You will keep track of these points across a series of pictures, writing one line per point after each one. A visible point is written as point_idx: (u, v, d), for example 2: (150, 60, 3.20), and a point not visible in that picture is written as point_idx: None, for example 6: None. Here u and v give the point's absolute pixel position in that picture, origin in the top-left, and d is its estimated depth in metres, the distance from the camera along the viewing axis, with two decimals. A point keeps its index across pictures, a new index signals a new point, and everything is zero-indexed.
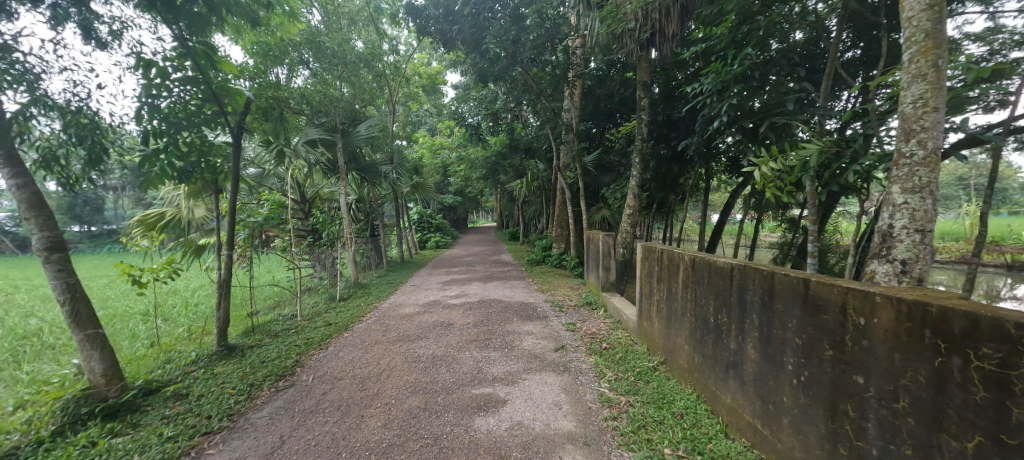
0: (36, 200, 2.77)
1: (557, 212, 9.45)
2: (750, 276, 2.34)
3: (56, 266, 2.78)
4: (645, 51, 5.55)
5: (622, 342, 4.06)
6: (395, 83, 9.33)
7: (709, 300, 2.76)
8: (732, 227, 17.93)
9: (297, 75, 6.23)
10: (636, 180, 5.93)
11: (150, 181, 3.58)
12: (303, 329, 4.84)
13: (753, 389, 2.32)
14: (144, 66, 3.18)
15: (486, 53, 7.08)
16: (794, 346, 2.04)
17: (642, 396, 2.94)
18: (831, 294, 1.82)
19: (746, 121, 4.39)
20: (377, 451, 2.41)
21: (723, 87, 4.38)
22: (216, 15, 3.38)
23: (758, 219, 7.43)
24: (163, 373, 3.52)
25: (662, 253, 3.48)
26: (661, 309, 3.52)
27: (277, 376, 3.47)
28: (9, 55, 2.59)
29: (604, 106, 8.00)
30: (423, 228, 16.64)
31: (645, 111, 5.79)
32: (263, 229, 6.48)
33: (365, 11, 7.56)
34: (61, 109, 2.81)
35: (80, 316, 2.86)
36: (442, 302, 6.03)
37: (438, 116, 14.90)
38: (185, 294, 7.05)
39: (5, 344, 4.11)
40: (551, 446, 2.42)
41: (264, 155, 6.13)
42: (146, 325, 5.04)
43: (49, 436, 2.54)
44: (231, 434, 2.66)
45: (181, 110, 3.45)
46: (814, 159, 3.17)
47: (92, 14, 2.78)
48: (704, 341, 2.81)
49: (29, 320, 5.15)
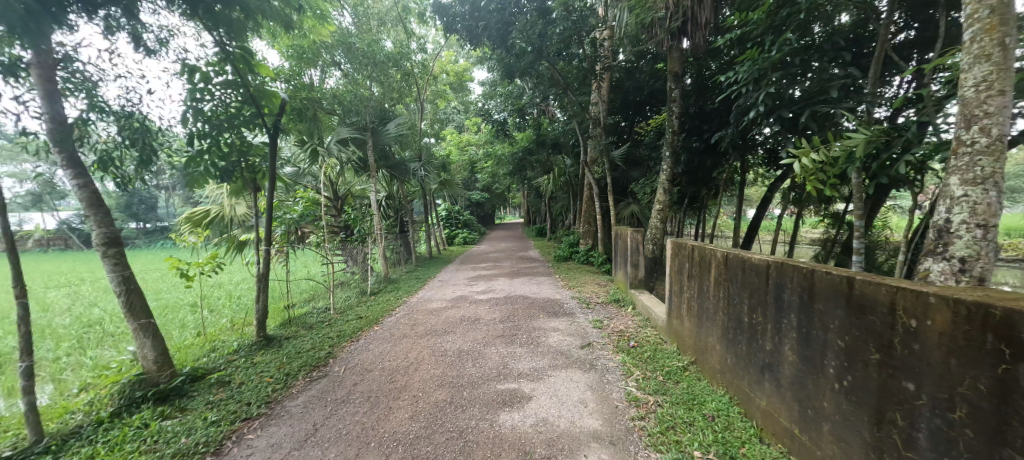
0: (95, 198, 2.97)
1: (584, 207, 9.36)
2: (788, 274, 2.23)
3: (113, 260, 3.00)
4: (676, 40, 5.34)
5: (651, 341, 3.97)
6: (423, 82, 9.48)
7: (743, 298, 2.64)
8: (769, 223, 17.22)
9: (331, 76, 6.50)
10: (665, 173, 5.74)
11: (195, 180, 3.81)
12: (336, 321, 5.02)
13: (789, 393, 2.22)
14: (188, 72, 3.36)
15: (513, 49, 7.05)
16: (836, 349, 1.92)
17: (670, 396, 2.87)
18: (878, 293, 1.70)
19: (786, 111, 4.17)
20: (405, 442, 2.47)
21: (760, 75, 4.18)
22: (253, 20, 3.48)
23: (798, 214, 7.03)
24: (208, 361, 3.76)
25: (693, 250, 3.38)
26: (692, 308, 3.41)
27: (312, 367, 3.61)
28: (71, 65, 2.83)
29: (634, 99, 7.80)
30: (450, 224, 16.91)
31: (676, 102, 5.60)
32: (299, 226, 6.77)
33: (393, 11, 7.78)
34: (116, 114, 3.04)
35: (135, 307, 3.08)
36: (468, 298, 6.08)
37: (466, 113, 15.11)
38: (229, 287, 7.46)
39: (72, 332, 4.50)
40: (576, 444, 2.39)
41: (299, 154, 6.43)
42: (193, 316, 5.38)
43: (108, 417, 2.77)
44: (268, 421, 2.79)
45: (223, 113, 3.64)
46: (860, 150, 2.96)
47: (140, 24, 2.93)
48: (737, 341, 2.70)
49: (93, 309, 5.63)
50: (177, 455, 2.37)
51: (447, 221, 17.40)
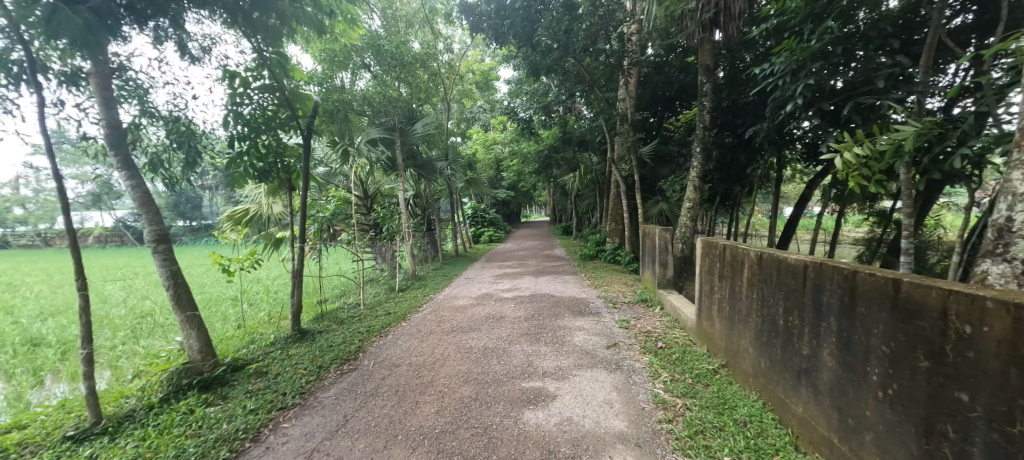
0: (146, 198, 3.17)
1: (611, 206, 9.23)
2: (827, 275, 2.11)
3: (162, 255, 3.20)
4: (708, 32, 5.16)
5: (679, 342, 3.87)
6: (450, 82, 9.60)
7: (778, 300, 2.53)
8: (808, 222, 16.42)
9: (360, 78, 6.69)
10: (695, 170, 5.57)
11: (236, 180, 4.02)
12: (366, 316, 5.18)
13: (827, 400, 2.11)
14: (229, 78, 3.54)
15: (538, 46, 7.01)
16: (880, 355, 1.81)
17: (699, 399, 2.79)
18: (928, 297, 1.59)
19: (826, 103, 3.95)
20: (430, 436, 2.51)
21: (798, 66, 3.98)
22: (287, 27, 3.61)
23: (840, 212, 6.65)
24: (248, 352, 3.97)
25: (725, 249, 3.27)
26: (723, 309, 3.30)
27: (343, 360, 3.74)
28: (125, 74, 3.04)
29: (663, 94, 7.61)
30: (476, 222, 17.09)
31: (708, 96, 5.41)
32: (331, 224, 7.02)
33: (421, 13, 7.91)
34: (164, 119, 3.25)
35: (181, 300, 3.28)
36: (494, 296, 6.13)
37: (492, 112, 15.20)
38: (266, 282, 7.84)
39: (128, 322, 4.85)
40: (601, 445, 2.37)
41: (331, 155, 6.67)
42: (234, 309, 5.69)
43: (158, 402, 2.97)
44: (302, 411, 2.91)
45: (260, 116, 3.82)
46: (910, 143, 2.76)
47: (185, 34, 3.11)
48: (772, 345, 2.59)
49: (146, 301, 6.05)
50: (219, 440, 2.50)
51: (473, 220, 17.58)
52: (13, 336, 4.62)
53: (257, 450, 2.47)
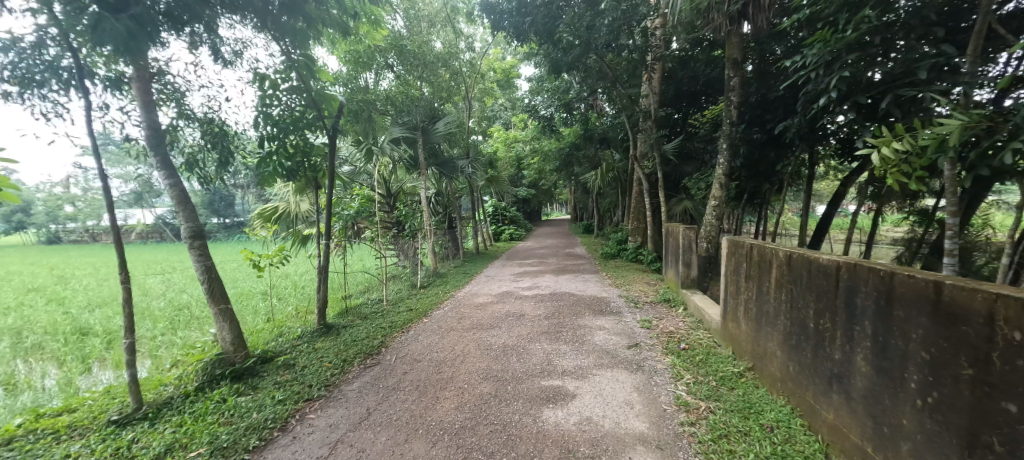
0: (183, 196, 3.34)
1: (633, 204, 9.09)
2: (861, 276, 2.02)
3: (198, 251, 3.35)
4: (736, 25, 4.99)
5: (703, 344, 3.78)
6: (471, 80, 9.65)
7: (808, 302, 2.44)
8: (843, 220, 15.71)
9: (383, 78, 6.80)
10: (721, 167, 5.41)
11: (265, 179, 4.17)
12: (389, 312, 5.29)
13: (861, 407, 2.02)
14: (259, 80, 3.67)
15: (560, 43, 6.96)
16: (919, 362, 1.72)
17: (724, 403, 2.72)
18: (973, 301, 1.50)
19: (863, 96, 3.77)
20: (450, 431, 2.55)
21: (832, 58, 3.81)
22: (314, 29, 3.70)
23: (877, 211, 6.33)
24: (277, 344, 4.13)
25: (752, 248, 3.17)
26: (749, 310, 3.20)
27: (366, 354, 3.83)
28: (164, 78, 3.20)
29: (688, 89, 7.42)
30: (497, 220, 17.17)
31: (735, 91, 5.24)
32: (356, 222, 7.19)
33: (443, 13, 7.97)
34: (199, 120, 3.41)
35: (215, 294, 3.43)
36: (514, 293, 6.14)
37: (513, 110, 15.20)
38: (294, 277, 8.11)
39: (167, 314, 5.12)
40: (621, 445, 2.34)
41: (356, 154, 6.82)
42: (264, 303, 5.91)
43: (194, 390, 3.12)
44: (327, 403, 3.00)
45: (289, 117, 3.95)
46: (955, 138, 2.59)
47: (218, 38, 3.24)
48: (802, 348, 2.50)
49: (183, 294, 6.36)
50: (250, 428, 2.61)
51: (494, 218, 17.66)
52: (65, 326, 4.95)
53: (285, 439, 2.56)
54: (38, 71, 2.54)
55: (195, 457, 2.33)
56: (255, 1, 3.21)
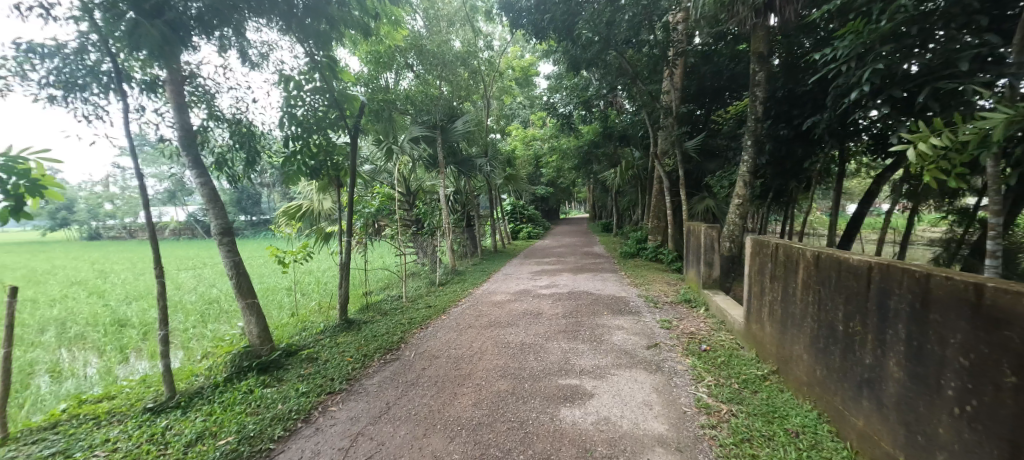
0: (213, 194, 3.47)
1: (653, 202, 8.95)
2: (895, 278, 1.93)
3: (227, 247, 3.48)
4: (762, 18, 4.84)
5: (725, 345, 3.69)
6: (490, 79, 9.68)
7: (837, 304, 2.35)
8: (876, 220, 15.07)
9: (404, 78, 6.90)
10: (745, 164, 5.27)
11: (290, 177, 4.29)
12: (408, 309, 5.37)
13: (893, 414, 1.94)
14: (284, 81, 3.78)
15: (579, 40, 6.89)
16: (957, 368, 1.64)
17: (746, 406, 2.65)
18: (1016, 305, 1.42)
19: (898, 90, 3.59)
20: (468, 427, 2.57)
21: (865, 50, 3.65)
22: (336, 31, 3.78)
23: (912, 210, 6.03)
24: (301, 338, 4.25)
25: (778, 248, 3.07)
26: (774, 312, 3.11)
27: (386, 350, 3.91)
28: (196, 81, 3.33)
29: (711, 85, 7.25)
30: (515, 218, 17.19)
31: (760, 86, 5.09)
32: (376, 219, 7.33)
33: (462, 12, 8.01)
34: (228, 121, 3.53)
35: (243, 288, 3.56)
36: (532, 292, 6.13)
37: (531, 108, 15.17)
38: (317, 273, 8.32)
39: (198, 308, 5.35)
40: (639, 446, 2.32)
41: (377, 153, 6.94)
42: (289, 298, 6.10)
43: (223, 381, 3.25)
44: (348, 396, 3.07)
45: (312, 117, 4.05)
46: (1000, 133, 2.43)
47: (246, 42, 3.35)
48: (830, 352, 2.42)
49: (212, 289, 6.62)
50: (275, 419, 2.70)
51: (512, 216, 17.70)
52: (105, 317, 5.23)
53: (308, 430, 2.63)
54: (81, 76, 2.68)
55: (224, 445, 2.42)
56: (279, 4, 3.29)
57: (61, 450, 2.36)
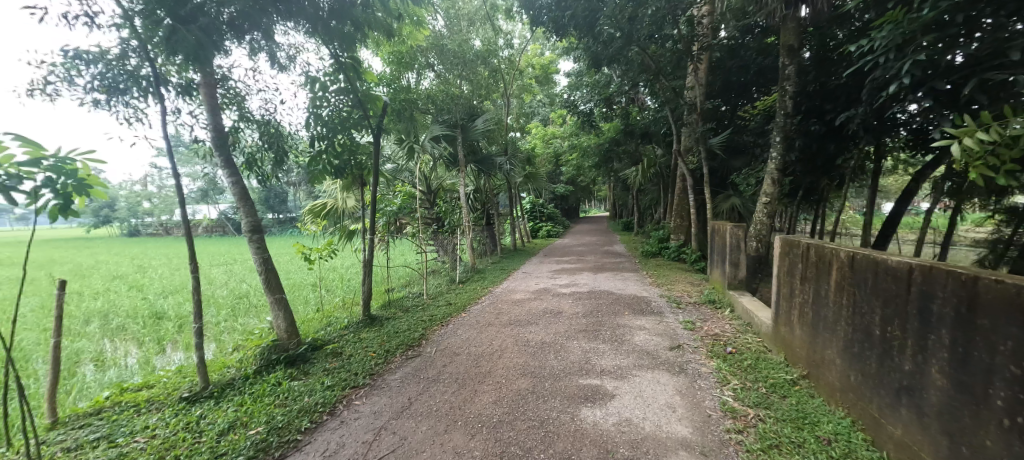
0: (244, 193, 3.59)
1: (676, 201, 8.76)
2: (938, 280, 1.82)
3: (256, 244, 3.60)
4: (793, 9, 4.66)
5: (752, 348, 3.58)
6: (510, 77, 9.66)
7: (874, 308, 2.24)
8: (915, 220, 14.33)
9: (425, 77, 6.97)
10: (773, 161, 5.09)
11: (316, 176, 4.39)
12: (429, 306, 5.44)
13: (935, 424, 1.84)
14: (310, 83, 3.87)
15: (600, 36, 6.79)
16: (1007, 377, 1.54)
17: (774, 411, 2.57)
18: None
19: (942, 82, 3.40)
20: (488, 425, 2.58)
21: (905, 41, 3.47)
22: (360, 32, 3.86)
23: (955, 209, 5.71)
24: (326, 333, 4.37)
25: (810, 248, 2.95)
26: (805, 314, 2.99)
27: (408, 346, 3.96)
28: (227, 84, 3.45)
29: (738, 80, 7.03)
30: (534, 217, 17.16)
31: (790, 80, 4.90)
32: (398, 218, 7.44)
33: (482, 10, 8.01)
34: (257, 122, 3.65)
35: (272, 283, 3.68)
36: (552, 290, 6.10)
37: (551, 106, 15.08)
38: (341, 270, 8.52)
39: (229, 302, 5.56)
40: (662, 449, 2.28)
41: (398, 152, 7.04)
42: (314, 294, 6.27)
43: (253, 373, 3.36)
44: (371, 391, 3.13)
45: (337, 117, 4.14)
46: None
47: (274, 45, 3.45)
48: (865, 358, 2.31)
49: (242, 284, 6.87)
50: (302, 411, 2.77)
51: (532, 214, 17.68)
52: (144, 309, 5.50)
53: (333, 423, 2.70)
54: (122, 80, 2.81)
55: (254, 434, 2.51)
56: (307, 7, 3.35)
57: (105, 435, 2.49)
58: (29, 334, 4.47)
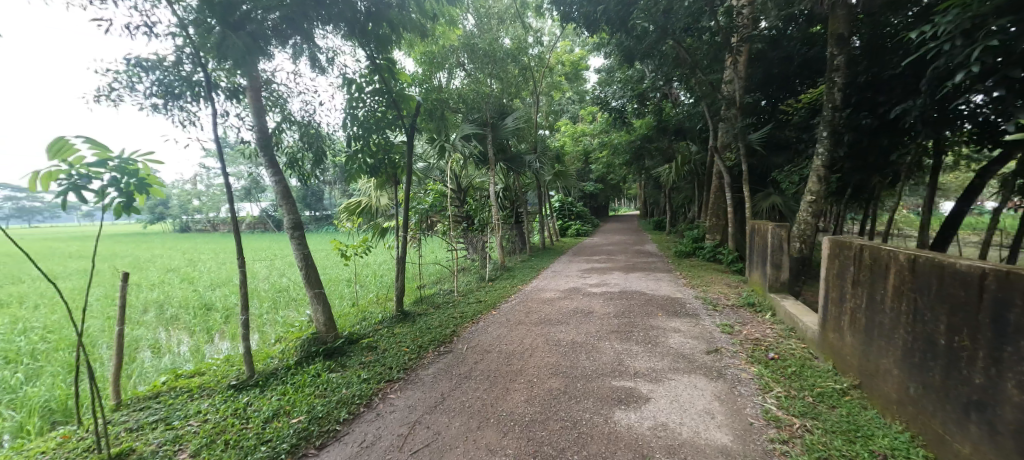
0: (286, 191, 3.74)
1: (712, 199, 8.45)
2: (1017, 287, 1.66)
3: (297, 240, 3.76)
4: None
5: (796, 355, 3.40)
6: (540, 75, 9.58)
7: (938, 315, 2.07)
8: (981, 221, 13.19)
9: (456, 77, 7.00)
10: (819, 157, 4.81)
11: (352, 175, 4.52)
12: (459, 303, 5.50)
13: (1011, 443, 1.68)
14: (347, 84, 3.99)
15: (633, 30, 6.60)
16: None
17: (823, 421, 2.42)
18: None
19: (1017, 69, 3.09)
20: (520, 423, 2.58)
21: (974, 26, 3.18)
22: (395, 34, 3.95)
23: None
24: (362, 327, 4.50)
25: (863, 250, 2.76)
26: (857, 320, 2.81)
27: (440, 342, 4.02)
28: (271, 86, 3.60)
29: (780, 72, 6.67)
30: (563, 215, 17.02)
31: (840, 70, 4.60)
32: (429, 216, 7.56)
33: (512, 8, 7.95)
34: (298, 123, 3.79)
35: (311, 278, 3.82)
36: (582, 290, 6.02)
37: (582, 103, 14.85)
38: (374, 266, 8.76)
39: (271, 295, 5.83)
40: (701, 456, 2.20)
41: (430, 151, 7.13)
42: (349, 289, 6.47)
43: (294, 364, 3.51)
44: (405, 385, 3.20)
45: (372, 117, 4.24)
46: None
47: (315, 48, 3.58)
48: (927, 369, 2.14)
49: (283, 278, 7.19)
50: (340, 402, 2.86)
51: (561, 213, 17.54)
52: (195, 301, 5.86)
53: (369, 415, 2.77)
54: (177, 85, 2.97)
55: (296, 423, 2.62)
56: (345, 10, 3.46)
57: (162, 418, 2.67)
58: (95, 321, 4.86)
